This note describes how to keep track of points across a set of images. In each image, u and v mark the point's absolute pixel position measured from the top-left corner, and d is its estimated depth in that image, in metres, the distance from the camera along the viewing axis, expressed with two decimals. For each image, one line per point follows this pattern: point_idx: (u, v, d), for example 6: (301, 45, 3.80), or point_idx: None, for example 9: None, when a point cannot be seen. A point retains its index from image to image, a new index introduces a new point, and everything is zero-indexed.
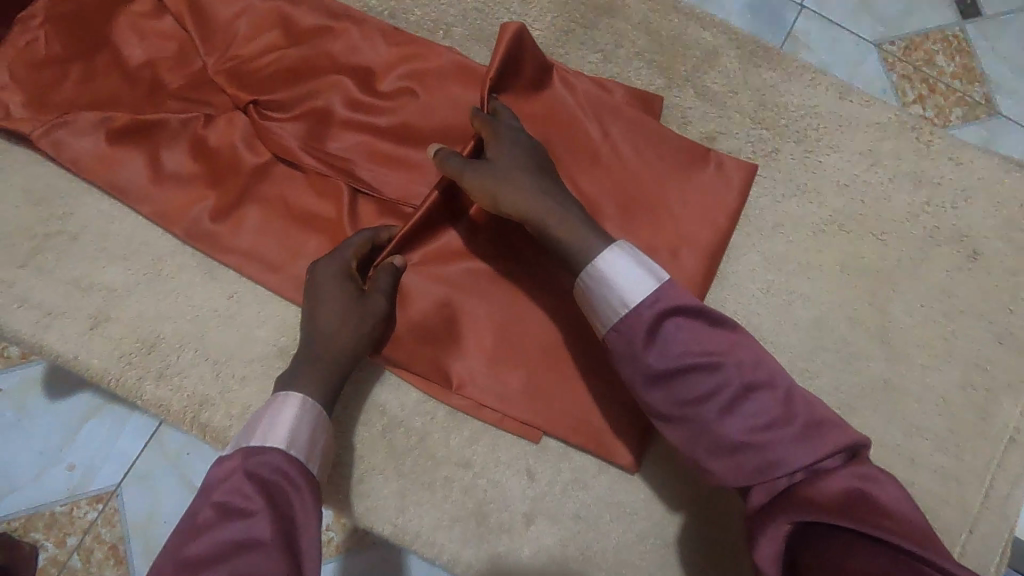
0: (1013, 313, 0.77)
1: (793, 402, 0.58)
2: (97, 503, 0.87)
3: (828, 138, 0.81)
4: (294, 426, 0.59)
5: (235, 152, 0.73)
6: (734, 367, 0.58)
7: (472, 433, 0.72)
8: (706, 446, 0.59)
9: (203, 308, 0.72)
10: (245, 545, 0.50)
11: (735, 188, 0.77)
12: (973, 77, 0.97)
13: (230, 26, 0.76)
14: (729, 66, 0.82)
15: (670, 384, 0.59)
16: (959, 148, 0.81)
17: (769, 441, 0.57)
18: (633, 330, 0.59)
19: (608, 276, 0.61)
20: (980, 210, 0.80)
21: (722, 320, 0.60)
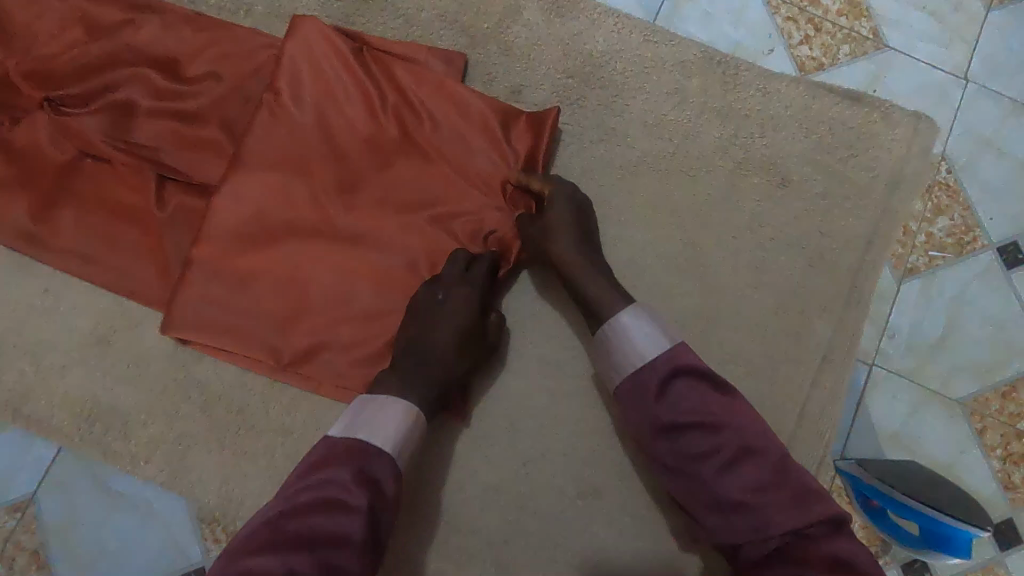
0: (824, 235, 0.79)
1: (787, 469, 0.59)
2: (14, 512, 0.75)
3: (633, 80, 0.82)
4: (396, 433, 0.62)
5: (42, 152, 0.74)
6: (735, 432, 0.59)
7: (291, 400, 0.74)
8: (705, 503, 0.61)
9: (21, 302, 0.74)
10: (330, 537, 0.54)
11: (541, 142, 0.74)
12: (859, 13, 0.93)
13: (28, 27, 0.76)
14: (532, 19, 0.83)
15: (671, 438, 0.62)
16: (765, 79, 0.82)
17: (762, 504, 0.57)
18: (642, 382, 0.63)
19: (625, 334, 0.65)
20: (788, 136, 0.81)
21: (725, 386, 0.62)
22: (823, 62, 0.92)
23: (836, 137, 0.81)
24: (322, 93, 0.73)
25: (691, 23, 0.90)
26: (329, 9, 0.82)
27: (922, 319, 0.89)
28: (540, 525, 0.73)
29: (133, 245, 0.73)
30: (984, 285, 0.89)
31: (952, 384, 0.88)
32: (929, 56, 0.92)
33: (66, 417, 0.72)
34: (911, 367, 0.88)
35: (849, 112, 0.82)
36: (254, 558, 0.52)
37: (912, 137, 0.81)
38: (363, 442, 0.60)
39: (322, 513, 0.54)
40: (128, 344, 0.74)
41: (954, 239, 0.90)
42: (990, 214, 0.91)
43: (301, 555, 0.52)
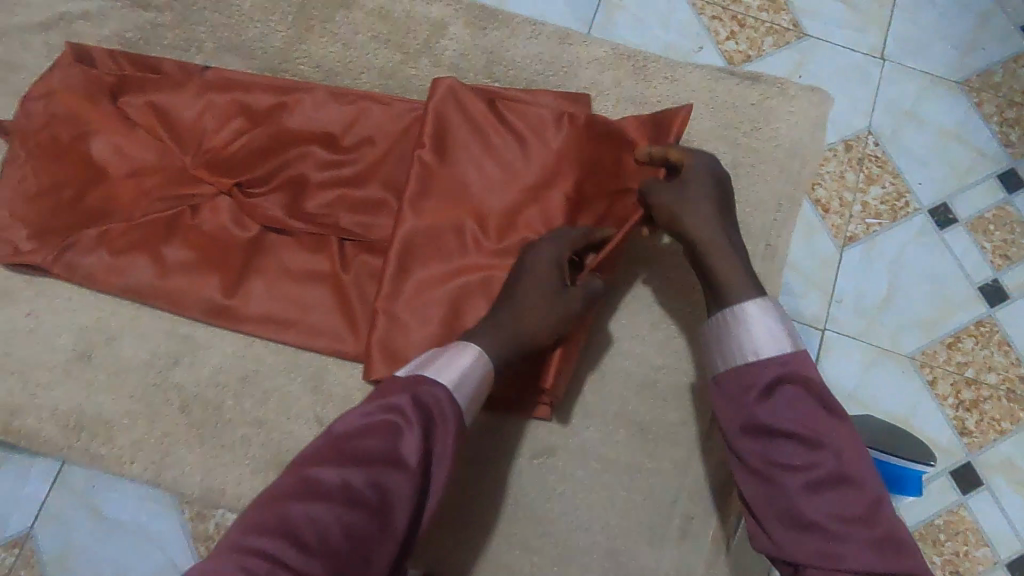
0: (737, 202, 0.87)
1: (881, 511, 0.58)
2: (13, 548, 0.92)
3: (553, 81, 0.92)
4: (465, 373, 0.64)
5: (129, 209, 0.82)
6: (831, 454, 0.59)
7: (263, 394, 0.80)
8: (780, 514, 0.60)
9: (7, 326, 0.80)
10: (385, 463, 0.55)
11: (670, 126, 0.78)
12: (779, 7, 1.05)
13: (48, 88, 0.84)
14: (457, 33, 0.92)
15: (761, 440, 0.63)
16: (672, 68, 0.91)
17: (844, 533, 0.56)
18: (749, 380, 0.64)
19: (745, 326, 0.66)
20: (697, 117, 0.90)
21: (836, 411, 0.62)
22: (750, 54, 1.04)
23: (739, 115, 0.90)
24: (480, 150, 0.78)
25: (624, 28, 1.04)
26: (274, 40, 0.90)
27: (865, 282, 0.98)
28: (499, 484, 0.80)
29: (324, 302, 0.80)
30: (921, 246, 1.00)
31: (902, 341, 0.97)
32: (845, 41, 1.04)
33: (54, 428, 0.78)
34: (861, 329, 0.97)
35: (749, 91, 0.91)
36: (319, 473, 0.55)
37: (807, 108, 0.91)
38: (436, 384, 0.62)
39: (379, 437, 0.56)
40: (107, 355, 0.80)
41: (887, 206, 1.01)
42: (917, 179, 1.01)
43: (359, 473, 0.54)
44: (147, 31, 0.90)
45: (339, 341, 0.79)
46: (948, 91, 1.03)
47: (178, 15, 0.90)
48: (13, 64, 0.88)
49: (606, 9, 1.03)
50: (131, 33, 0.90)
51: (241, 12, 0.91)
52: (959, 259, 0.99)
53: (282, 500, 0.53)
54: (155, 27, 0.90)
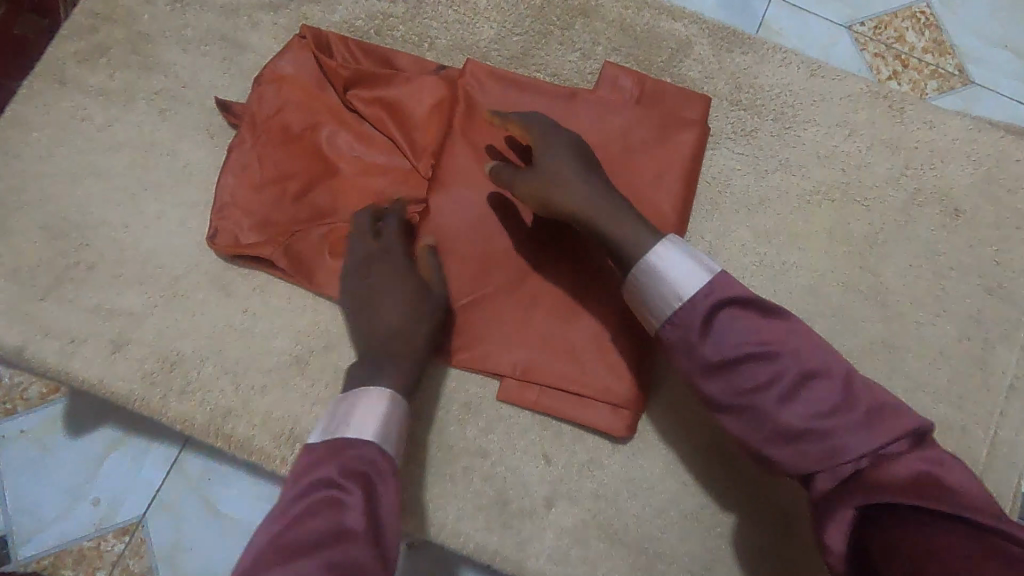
0: (1001, 265, 0.80)
1: (854, 384, 0.57)
2: (123, 536, 0.93)
3: (804, 113, 0.84)
4: (384, 420, 0.59)
5: (357, 209, 0.75)
6: (791, 359, 0.57)
7: (487, 423, 0.74)
8: (773, 439, 0.58)
9: (220, 322, 0.75)
10: (335, 538, 0.49)
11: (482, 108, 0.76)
12: (944, 50, 1.04)
13: (275, 70, 0.78)
14: (703, 53, 0.86)
15: (725, 375, 0.59)
16: (932, 113, 0.85)
17: (835, 427, 0.55)
18: (683, 325, 0.60)
19: (659, 270, 0.61)
20: (957, 169, 0.83)
21: (776, 311, 0.60)
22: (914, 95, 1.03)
23: (1003, 170, 0.83)
24: (658, 192, 0.78)
25: None
26: (511, 43, 0.85)
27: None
28: (744, 555, 0.71)
29: (558, 335, 0.72)
30: None
31: None
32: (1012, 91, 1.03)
33: (266, 438, 0.72)
34: None
35: (1015, 146, 0.84)
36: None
37: None
38: (359, 441, 0.56)
39: (314, 523, 0.50)
40: (325, 364, 0.74)
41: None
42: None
43: (309, 561, 0.47)
44: (377, 21, 0.85)
45: (581, 382, 0.71)
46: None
47: (411, 7, 0.85)
48: (240, 43, 0.83)
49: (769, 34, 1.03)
50: (360, 21, 0.85)
51: (477, 10, 0.85)
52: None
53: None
54: (386, 18, 0.85)
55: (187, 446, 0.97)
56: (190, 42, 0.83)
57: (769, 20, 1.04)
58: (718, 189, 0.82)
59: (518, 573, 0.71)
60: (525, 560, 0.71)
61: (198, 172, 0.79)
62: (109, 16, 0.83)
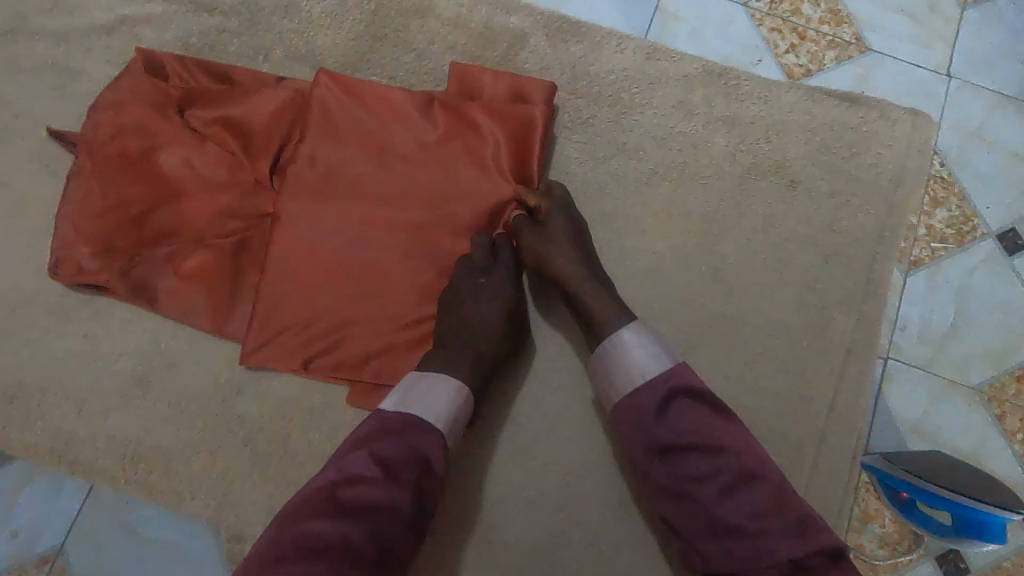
0: (837, 233, 0.82)
1: (789, 496, 0.58)
2: None
3: (640, 97, 0.85)
4: (445, 409, 0.63)
5: (203, 230, 0.75)
6: (736, 459, 0.58)
7: (330, 429, 0.74)
8: (703, 529, 0.59)
9: (61, 350, 0.75)
10: (382, 510, 0.55)
11: (534, 148, 0.75)
12: (840, 19, 1.02)
13: (112, 95, 0.77)
14: (538, 45, 0.86)
15: (669, 460, 0.61)
16: (767, 87, 0.86)
17: (764, 530, 0.56)
18: (640, 402, 0.62)
19: (626, 350, 0.65)
20: (793, 140, 0.84)
21: (725, 409, 0.62)
22: (810, 68, 1.01)
23: (838, 138, 0.84)
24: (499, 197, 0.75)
25: (684, 38, 1.00)
26: (345, 49, 0.85)
27: (930, 312, 0.95)
28: (585, 534, 0.74)
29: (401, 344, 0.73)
30: (991, 272, 0.96)
31: (968, 371, 0.94)
32: (911, 55, 1.01)
33: (110, 460, 0.73)
34: (925, 357, 0.94)
35: (849, 114, 0.85)
36: (312, 525, 0.53)
37: (910, 132, 0.84)
38: (424, 423, 0.61)
39: (375, 486, 0.56)
40: (167, 383, 0.75)
41: (954, 230, 0.97)
42: (987, 204, 0.98)
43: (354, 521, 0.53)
44: (211, 36, 0.85)
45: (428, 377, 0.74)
46: (1016, 111, 1.00)
47: (245, 20, 0.85)
48: (74, 69, 0.83)
49: (666, 18, 1.00)
50: (195, 38, 0.85)
51: (311, 19, 0.86)
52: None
53: (276, 564, 0.51)
54: (219, 33, 0.85)
55: None
56: (22, 70, 0.83)
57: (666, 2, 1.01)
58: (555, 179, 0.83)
59: None
60: None
61: (34, 201, 0.79)
62: None
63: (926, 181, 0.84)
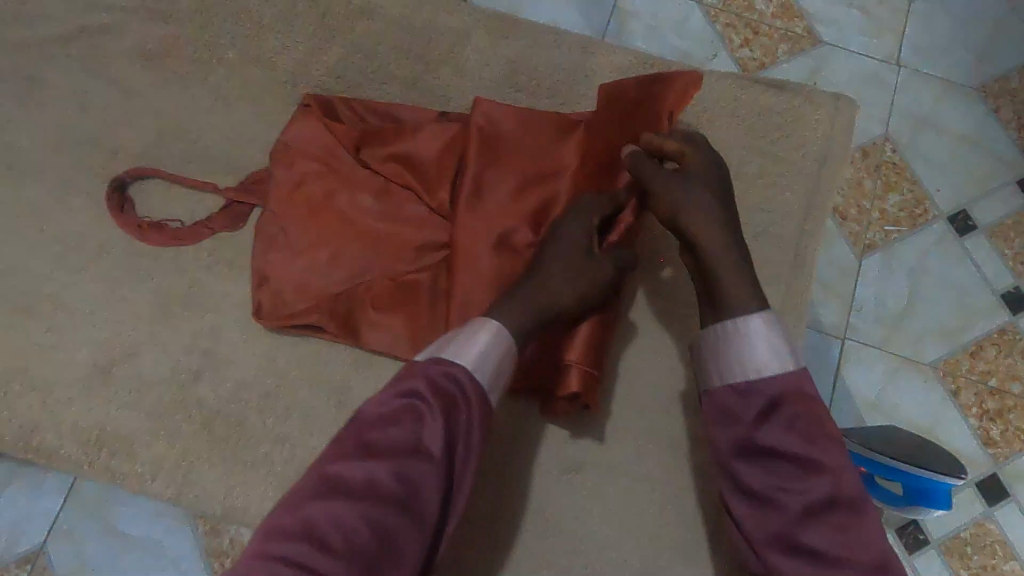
0: (766, 212, 0.86)
1: (887, 545, 0.53)
2: (26, 564, 0.93)
3: (577, 88, 0.90)
4: (486, 353, 0.60)
5: (389, 265, 0.77)
6: (832, 480, 0.55)
7: (285, 409, 0.78)
8: (776, 540, 0.56)
9: (25, 342, 0.79)
10: (411, 453, 0.53)
11: (662, 114, 0.75)
12: (792, 14, 1.07)
13: (285, 143, 0.81)
14: (479, 42, 0.91)
15: (757, 462, 0.58)
16: (697, 76, 0.90)
17: (848, 566, 0.52)
18: (749, 402, 0.59)
19: (746, 339, 0.61)
20: (723, 127, 0.89)
21: (839, 434, 0.58)
22: (764, 61, 1.06)
23: (766, 123, 0.89)
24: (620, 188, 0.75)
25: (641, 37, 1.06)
26: (295, 51, 0.90)
27: (886, 292, 1.00)
28: (531, 503, 0.78)
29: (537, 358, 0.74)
30: (942, 253, 1.01)
31: (924, 349, 0.98)
32: (863, 47, 1.05)
33: (73, 446, 0.76)
34: (882, 337, 0.98)
35: (776, 99, 0.90)
36: (341, 467, 0.53)
37: (836, 115, 0.89)
38: (454, 363, 0.58)
39: (404, 428, 0.54)
40: (128, 371, 0.79)
41: (908, 213, 1.02)
42: (937, 187, 1.02)
43: (381, 463, 0.53)
44: (167, 42, 0.89)
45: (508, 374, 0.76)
46: (962, 97, 1.04)
47: (198, 26, 0.89)
48: (35, 77, 0.87)
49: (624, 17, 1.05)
50: (151, 45, 0.89)
51: (261, 23, 0.90)
52: (979, 265, 1.00)
53: (307, 500, 0.52)
54: (175, 39, 0.89)
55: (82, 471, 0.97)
56: None
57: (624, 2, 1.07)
58: None
59: None
60: None
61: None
62: None
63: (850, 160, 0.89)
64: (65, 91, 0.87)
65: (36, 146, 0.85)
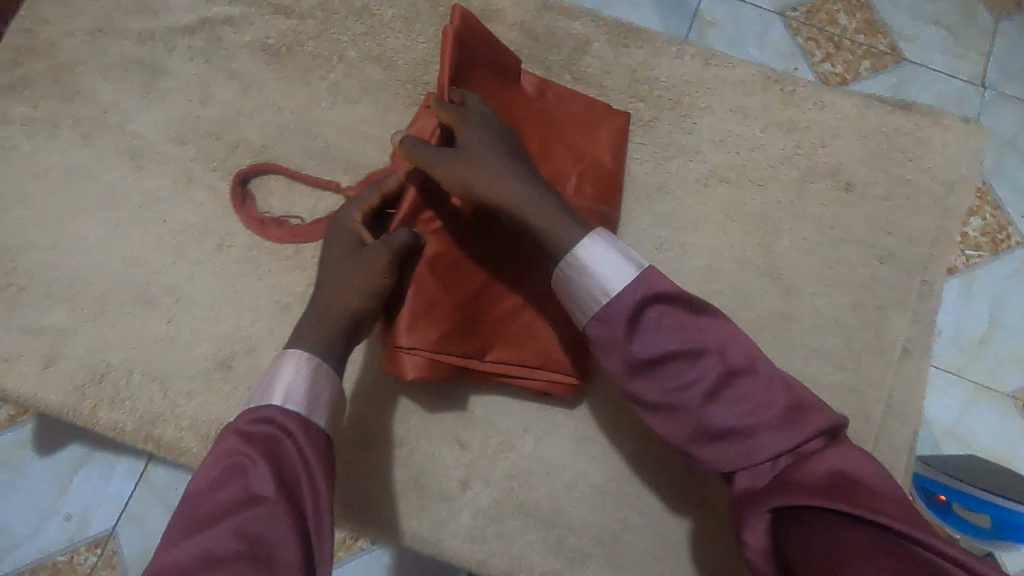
0: (892, 235, 0.84)
1: (776, 386, 0.62)
2: (95, 548, 0.93)
3: (699, 100, 0.88)
4: (288, 385, 0.62)
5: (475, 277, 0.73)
6: (712, 361, 0.61)
7: (403, 413, 0.77)
8: (698, 436, 0.62)
9: (147, 333, 0.79)
10: (243, 504, 0.55)
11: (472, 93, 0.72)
12: (876, 30, 1.04)
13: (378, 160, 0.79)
14: (601, 50, 0.90)
15: (654, 371, 0.63)
16: (822, 93, 0.88)
17: (756, 426, 0.60)
18: (620, 311, 0.62)
19: (586, 264, 0.63)
20: (849, 144, 0.87)
21: (701, 307, 0.63)
22: (846, 76, 1.03)
23: (892, 143, 0.87)
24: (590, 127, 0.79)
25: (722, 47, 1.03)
26: (415, 51, 0.89)
27: (965, 316, 0.97)
28: (651, 524, 0.75)
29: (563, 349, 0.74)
30: None
31: (1002, 378, 0.95)
32: (945, 66, 1.03)
33: (193, 439, 0.76)
34: (958, 362, 0.96)
35: (903, 119, 0.87)
36: (172, 553, 0.53)
37: (963, 138, 0.87)
38: (262, 406, 0.61)
39: (225, 488, 0.56)
40: (247, 367, 0.78)
41: (989, 238, 0.99)
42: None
43: (220, 528, 0.53)
44: (288, 37, 0.88)
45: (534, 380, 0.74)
46: None
47: (320, 22, 0.89)
48: (159, 67, 0.87)
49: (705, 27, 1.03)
50: (273, 39, 0.88)
51: (383, 22, 0.89)
52: None
53: None
54: (296, 34, 0.88)
55: (152, 458, 0.97)
56: (110, 68, 0.87)
57: (705, 10, 1.04)
58: None
59: (435, 554, 0.75)
60: (443, 541, 0.75)
61: (122, 191, 0.83)
62: (33, 50, 0.87)
63: (978, 185, 0.87)
64: (188, 83, 0.87)
65: (158, 136, 0.85)
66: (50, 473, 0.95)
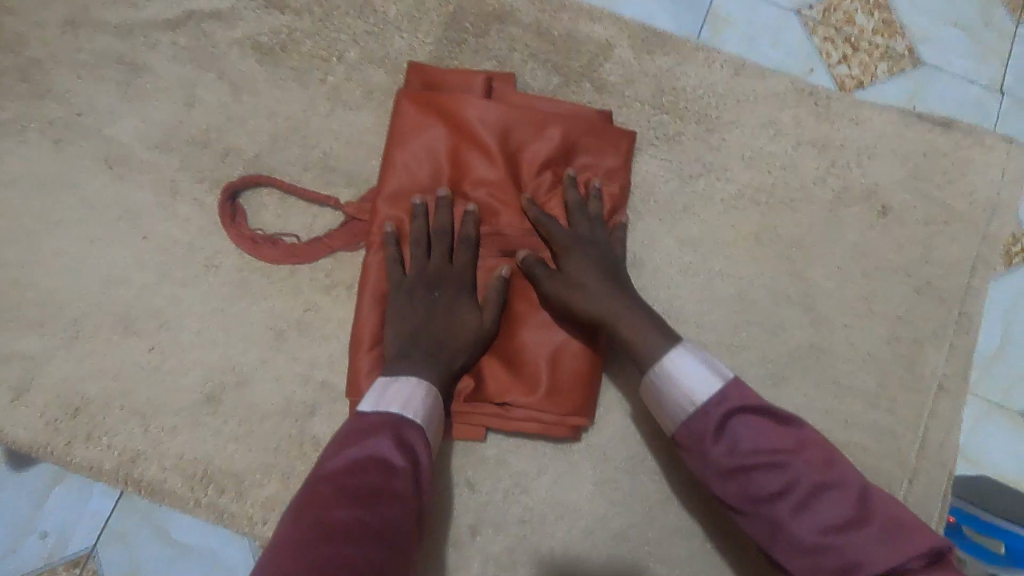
0: (930, 263, 0.79)
1: (869, 500, 0.56)
2: (73, 569, 0.79)
3: (728, 114, 0.82)
4: (424, 405, 0.61)
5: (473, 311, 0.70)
6: (800, 468, 0.57)
7: None
8: (785, 548, 0.57)
9: (127, 362, 0.72)
10: (390, 503, 0.53)
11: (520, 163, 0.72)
12: (893, 31, 0.93)
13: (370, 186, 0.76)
14: (624, 57, 0.83)
15: (739, 479, 0.59)
16: (858, 108, 0.83)
17: (850, 542, 0.54)
18: (703, 424, 0.60)
19: (675, 378, 0.62)
20: (886, 165, 0.81)
21: (787, 418, 0.60)
22: (863, 80, 0.92)
23: (931, 164, 0.81)
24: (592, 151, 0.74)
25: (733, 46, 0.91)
26: (422, 54, 0.82)
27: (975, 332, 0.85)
28: (672, 573, 0.71)
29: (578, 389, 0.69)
30: None
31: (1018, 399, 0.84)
32: (966, 71, 0.92)
33: (178, 479, 0.70)
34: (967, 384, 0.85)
35: (942, 139, 0.82)
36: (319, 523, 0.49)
37: (1004, 161, 0.82)
38: (403, 417, 0.59)
39: (374, 477, 0.54)
40: (238, 401, 0.72)
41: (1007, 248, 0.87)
42: None
43: (369, 517, 0.51)
44: (282, 35, 0.80)
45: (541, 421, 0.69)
46: None
47: (316, 19, 0.81)
48: (137, 65, 0.79)
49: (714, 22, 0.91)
50: (265, 37, 0.80)
51: (387, 21, 0.82)
52: None
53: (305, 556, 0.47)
54: (290, 31, 0.81)
55: None
56: (82, 65, 0.79)
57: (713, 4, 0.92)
58: (641, 197, 0.80)
59: None
60: None
61: (98, 204, 0.76)
62: None
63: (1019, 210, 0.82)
64: (171, 84, 0.79)
65: (139, 144, 0.77)
66: (23, 485, 0.79)
